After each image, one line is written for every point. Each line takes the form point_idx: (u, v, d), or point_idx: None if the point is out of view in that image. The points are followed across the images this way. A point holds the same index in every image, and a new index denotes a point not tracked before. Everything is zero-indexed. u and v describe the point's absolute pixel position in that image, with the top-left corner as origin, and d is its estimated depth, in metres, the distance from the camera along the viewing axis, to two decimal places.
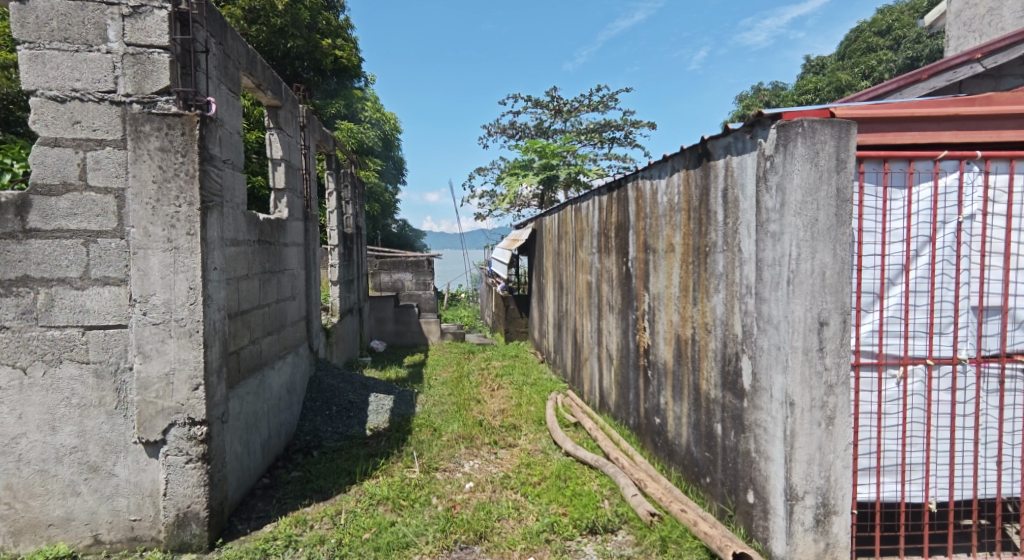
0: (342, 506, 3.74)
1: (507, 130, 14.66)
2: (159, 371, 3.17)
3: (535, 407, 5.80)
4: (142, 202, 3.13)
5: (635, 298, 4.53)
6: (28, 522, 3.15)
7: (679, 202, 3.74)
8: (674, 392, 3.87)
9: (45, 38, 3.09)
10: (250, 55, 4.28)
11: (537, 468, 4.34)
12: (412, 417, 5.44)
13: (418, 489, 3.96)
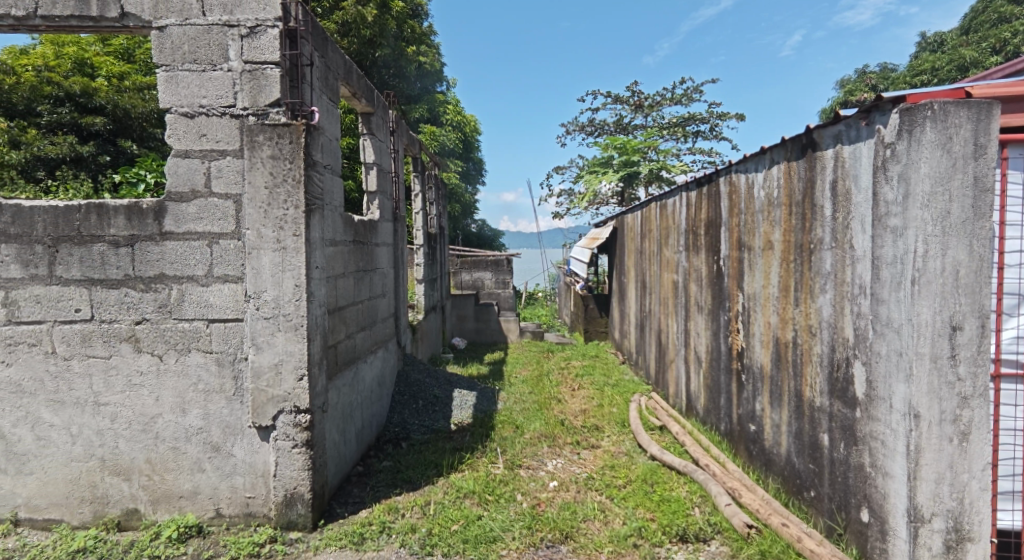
0: (431, 497, 3.90)
1: (585, 128, 14.59)
2: (269, 361, 3.46)
3: (617, 409, 5.80)
4: (256, 206, 3.42)
5: (728, 298, 4.44)
6: (163, 493, 3.52)
7: (780, 196, 3.64)
8: (771, 399, 3.78)
9: (178, 61, 3.45)
10: (347, 65, 4.55)
11: (622, 471, 4.35)
12: (494, 413, 5.60)
13: (503, 485, 4.08)
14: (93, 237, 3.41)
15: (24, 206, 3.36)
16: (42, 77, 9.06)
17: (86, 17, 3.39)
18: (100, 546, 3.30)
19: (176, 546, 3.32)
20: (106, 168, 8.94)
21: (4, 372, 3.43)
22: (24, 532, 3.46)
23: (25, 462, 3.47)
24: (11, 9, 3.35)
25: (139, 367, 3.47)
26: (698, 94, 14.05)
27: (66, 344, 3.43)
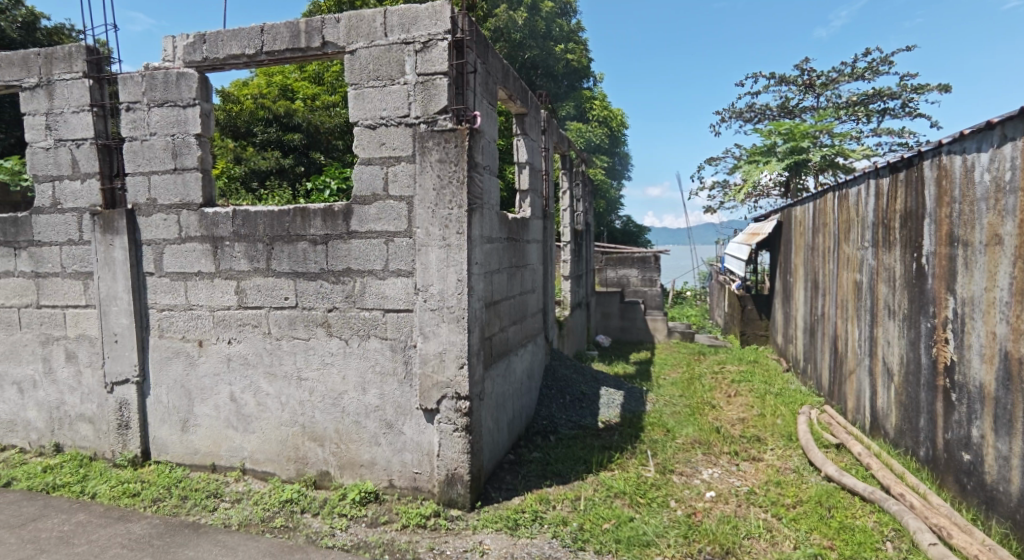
0: (581, 493, 4.03)
1: (744, 114, 13.83)
2: (435, 349, 3.80)
3: (782, 420, 5.51)
4: (426, 206, 3.77)
5: (934, 302, 4.04)
6: (349, 460, 4.02)
7: (1014, 180, 3.25)
8: (996, 425, 3.38)
9: (365, 79, 3.90)
10: (505, 69, 4.80)
11: (790, 490, 4.16)
12: (643, 414, 5.60)
13: (655, 489, 4.11)
14: (298, 236, 3.98)
15: (250, 210, 4.03)
16: (257, 104, 10.59)
17: (297, 48, 3.96)
18: (302, 500, 3.86)
19: (359, 508, 3.77)
20: (302, 177, 10.24)
21: (236, 347, 4.14)
22: (248, 480, 4.15)
23: (249, 422, 4.16)
24: (243, 48, 4.01)
25: (331, 349, 3.99)
26: (885, 66, 12.66)
27: (279, 326, 4.05)
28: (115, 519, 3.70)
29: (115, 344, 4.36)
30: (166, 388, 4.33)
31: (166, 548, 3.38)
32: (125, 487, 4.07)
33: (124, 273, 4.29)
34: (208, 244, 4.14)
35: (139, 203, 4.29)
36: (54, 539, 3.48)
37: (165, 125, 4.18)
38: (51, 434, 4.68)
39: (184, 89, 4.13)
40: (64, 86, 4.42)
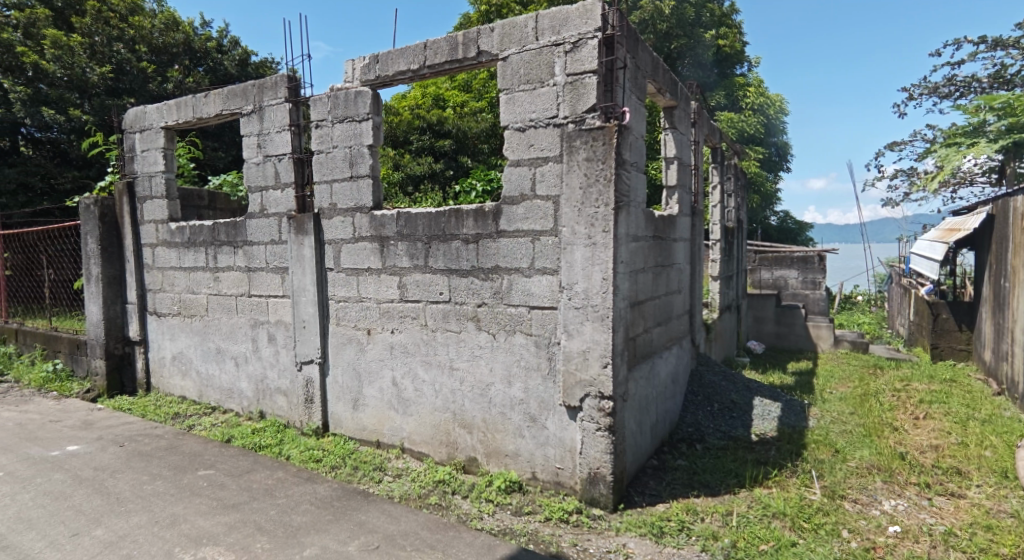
0: (734, 508, 3.87)
1: (941, 88, 12.28)
2: (579, 347, 3.86)
3: (990, 454, 4.84)
4: (572, 205, 3.85)
5: None
6: (495, 449, 4.21)
7: None
8: None
9: (516, 84, 4.06)
10: (655, 62, 4.73)
11: (1005, 536, 3.65)
12: (806, 431, 5.23)
13: (822, 514, 3.82)
14: (452, 235, 4.26)
15: (411, 212, 4.38)
16: (414, 114, 11.51)
17: (455, 60, 4.24)
18: (453, 482, 4.13)
19: (504, 495, 3.95)
20: (450, 180, 11.03)
21: (397, 336, 4.53)
22: (407, 458, 4.52)
23: (408, 406, 4.52)
24: (409, 63, 4.37)
25: (480, 342, 4.21)
26: None
27: (434, 319, 4.36)
28: (305, 479, 4.27)
29: (303, 329, 5.01)
30: (342, 369, 4.86)
31: (344, 510, 3.82)
32: (311, 453, 4.65)
33: (311, 268, 4.89)
34: (376, 243, 4.57)
35: (323, 208, 4.85)
36: (260, 490, 4.11)
37: (345, 138, 4.68)
38: (257, 402, 5.49)
39: (360, 105, 4.58)
40: (271, 110, 5.17)
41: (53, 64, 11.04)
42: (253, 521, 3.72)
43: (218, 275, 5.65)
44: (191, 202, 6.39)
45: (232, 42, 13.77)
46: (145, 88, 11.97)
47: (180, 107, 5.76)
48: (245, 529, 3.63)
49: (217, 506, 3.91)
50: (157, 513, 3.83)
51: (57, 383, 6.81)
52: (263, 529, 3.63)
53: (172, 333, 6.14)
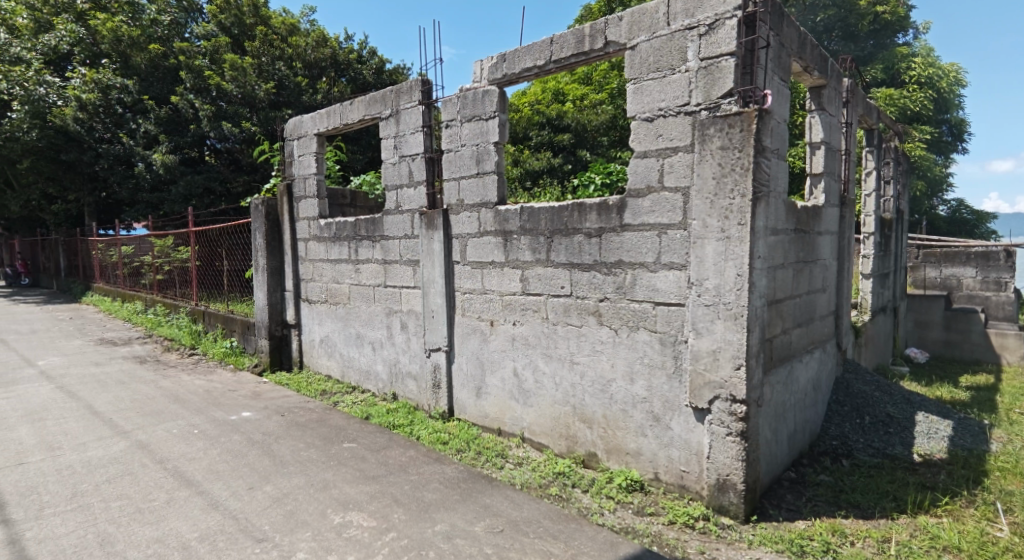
0: (892, 535, 3.51)
1: None
2: (708, 347, 3.62)
3: None
4: (703, 197, 3.61)
5: None
6: (615, 446, 4.10)
7: None
8: None
9: (645, 72, 3.88)
10: (802, 37, 4.34)
11: None
12: (986, 455, 4.64)
13: (1008, 553, 3.36)
14: (574, 230, 4.21)
15: (534, 206, 4.43)
16: (533, 111, 13.55)
17: (581, 53, 4.20)
18: (573, 475, 4.12)
19: (625, 494, 3.85)
20: (568, 172, 12.87)
21: (519, 328, 4.63)
22: (528, 448, 4.60)
23: (529, 397, 4.60)
24: (535, 60, 4.42)
25: (601, 337, 4.12)
26: None
27: (555, 313, 4.37)
28: (434, 459, 4.53)
29: (432, 318, 5.29)
30: (466, 357, 5.07)
31: (471, 492, 4.00)
32: (439, 435, 4.91)
33: (440, 262, 5.15)
34: (500, 238, 4.71)
35: (451, 204, 5.08)
36: (396, 466, 4.42)
37: (473, 137, 4.86)
38: (391, 385, 5.89)
39: (487, 104, 4.74)
40: (407, 113, 5.50)
41: (229, 83, 12.57)
42: (390, 493, 4.01)
43: (360, 267, 6.11)
44: (337, 201, 6.93)
45: (371, 52, 14.75)
46: (300, 100, 13.19)
47: (330, 115, 6.29)
48: (384, 500, 3.92)
49: (361, 476, 4.26)
50: (312, 476, 4.26)
51: (232, 358, 7.76)
52: (400, 501, 3.90)
53: (320, 318, 6.75)
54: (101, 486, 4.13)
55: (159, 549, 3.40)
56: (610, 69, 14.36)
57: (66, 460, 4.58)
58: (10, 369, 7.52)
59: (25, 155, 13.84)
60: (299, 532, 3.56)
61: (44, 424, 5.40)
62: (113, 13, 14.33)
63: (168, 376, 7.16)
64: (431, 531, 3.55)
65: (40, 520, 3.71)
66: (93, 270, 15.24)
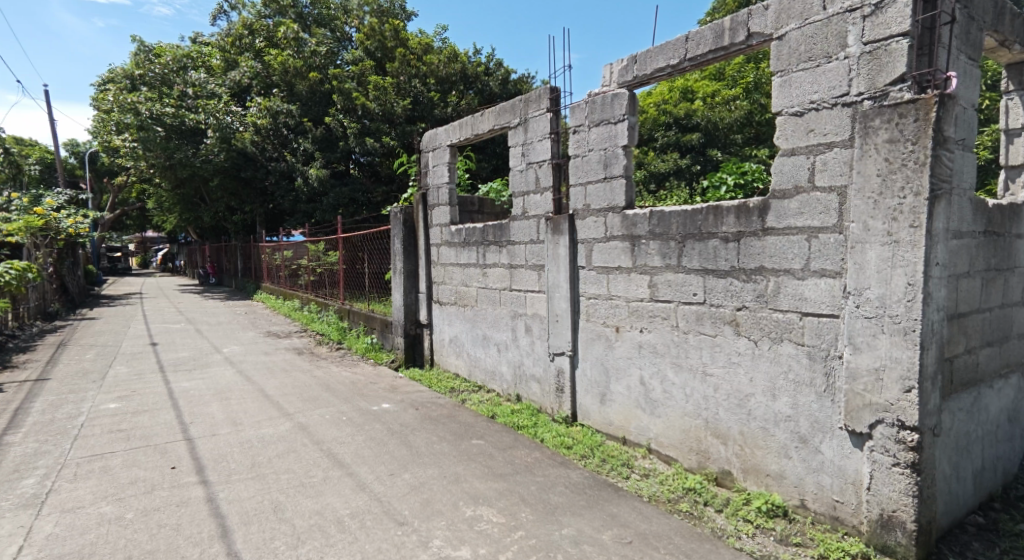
0: None
1: None
2: (868, 364, 3.21)
3: None
4: (865, 197, 3.21)
5: None
6: (754, 466, 3.78)
7: None
8: None
9: (794, 63, 3.56)
10: (999, 8, 3.69)
11: None
12: None
13: None
14: (709, 234, 3.97)
15: (665, 210, 4.25)
16: (659, 112, 13.40)
17: (720, 48, 3.93)
18: (705, 492, 3.87)
19: (766, 519, 3.54)
20: (696, 173, 12.25)
21: (646, 335, 4.46)
22: (655, 459, 4.42)
23: (656, 406, 4.41)
24: (669, 59, 4.23)
25: (738, 349, 3.83)
26: None
27: (686, 321, 4.15)
28: (559, 463, 4.50)
29: (556, 322, 5.28)
30: (591, 363, 4.99)
31: (598, 499, 3.93)
32: (562, 439, 4.87)
33: (566, 266, 5.13)
34: (628, 242, 4.58)
35: (578, 209, 5.04)
36: (523, 465, 4.45)
37: (601, 141, 4.79)
38: (516, 386, 5.94)
39: (617, 107, 4.63)
40: (535, 120, 5.55)
41: (373, 102, 13.58)
42: (518, 492, 4.04)
43: (487, 271, 6.23)
44: (466, 208, 7.11)
45: (497, 64, 15.14)
46: (432, 113, 13.83)
47: (462, 126, 6.49)
48: (512, 498, 3.95)
49: (490, 473, 4.33)
50: (445, 469, 4.39)
51: (372, 353, 8.26)
52: (527, 501, 3.91)
53: (450, 319, 6.98)
54: (272, 460, 4.57)
55: (319, 520, 3.66)
56: (745, 63, 14.08)
57: (245, 435, 5.12)
58: (203, 354, 8.59)
59: (214, 174, 15.79)
60: (435, 520, 3.67)
61: (229, 402, 6.09)
62: (282, 48, 16.14)
63: (321, 366, 7.81)
64: (559, 534, 3.51)
65: (228, 483, 4.17)
66: (262, 271, 17.06)
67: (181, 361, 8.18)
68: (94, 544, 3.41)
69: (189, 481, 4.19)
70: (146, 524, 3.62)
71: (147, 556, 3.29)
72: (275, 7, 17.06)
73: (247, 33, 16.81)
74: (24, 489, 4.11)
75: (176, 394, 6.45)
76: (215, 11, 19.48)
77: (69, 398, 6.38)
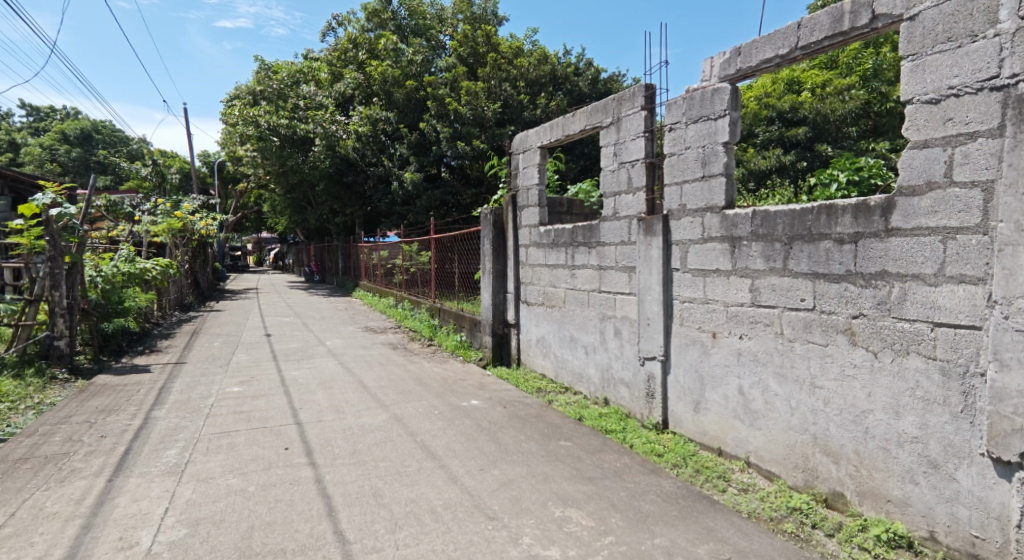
0: None
1: None
2: (1018, 385, 2.81)
3: None
4: (1018, 193, 2.82)
5: None
6: (871, 489, 3.46)
7: None
8: None
9: (929, 45, 3.21)
10: None
11: None
12: None
13: None
14: (821, 235, 3.69)
15: (771, 210, 3.99)
16: (761, 106, 12.82)
17: (838, 33, 3.63)
18: (813, 514, 3.59)
19: (885, 549, 3.21)
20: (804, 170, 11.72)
21: (747, 342, 4.21)
22: (754, 474, 4.16)
23: (756, 418, 4.15)
24: (777, 49, 3.97)
25: (854, 360, 3.52)
26: None
27: (792, 328, 3.88)
28: (650, 470, 4.34)
29: (647, 326, 5.10)
30: (684, 369, 4.78)
31: (691, 511, 3.74)
32: (652, 446, 4.71)
33: (658, 269, 4.95)
34: (728, 244, 4.35)
35: (673, 209, 4.85)
36: (612, 470, 4.33)
37: (699, 138, 4.57)
38: (604, 390, 5.81)
39: (717, 102, 4.40)
40: (628, 119, 5.40)
41: (464, 107, 13.80)
42: (607, 497, 3.92)
43: (576, 272, 6.14)
44: (555, 209, 7.06)
45: (587, 63, 15.01)
46: (521, 116, 13.92)
47: (552, 127, 6.44)
48: (602, 502, 3.85)
49: (579, 475, 4.24)
50: (533, 468, 4.36)
51: (461, 351, 8.38)
52: (617, 507, 3.79)
53: (537, 320, 6.95)
54: (372, 448, 4.71)
55: (414, 509, 3.72)
56: (864, 48, 13.56)
57: (347, 422, 5.33)
58: (309, 346, 9.09)
59: (319, 179, 16.56)
60: (524, 518, 3.64)
61: (332, 391, 6.38)
62: (382, 59, 16.81)
63: (414, 361, 8.03)
64: (651, 543, 3.37)
65: (333, 466, 4.35)
66: (360, 270, 17.83)
67: (291, 351, 8.70)
68: (224, 512, 3.65)
69: (301, 462, 4.41)
70: (265, 498, 3.84)
71: (265, 527, 3.48)
72: (376, 20, 17.78)
73: (351, 47, 17.66)
74: (167, 458, 4.49)
75: (288, 381, 6.85)
76: (324, 27, 20.71)
77: (201, 379, 6.95)
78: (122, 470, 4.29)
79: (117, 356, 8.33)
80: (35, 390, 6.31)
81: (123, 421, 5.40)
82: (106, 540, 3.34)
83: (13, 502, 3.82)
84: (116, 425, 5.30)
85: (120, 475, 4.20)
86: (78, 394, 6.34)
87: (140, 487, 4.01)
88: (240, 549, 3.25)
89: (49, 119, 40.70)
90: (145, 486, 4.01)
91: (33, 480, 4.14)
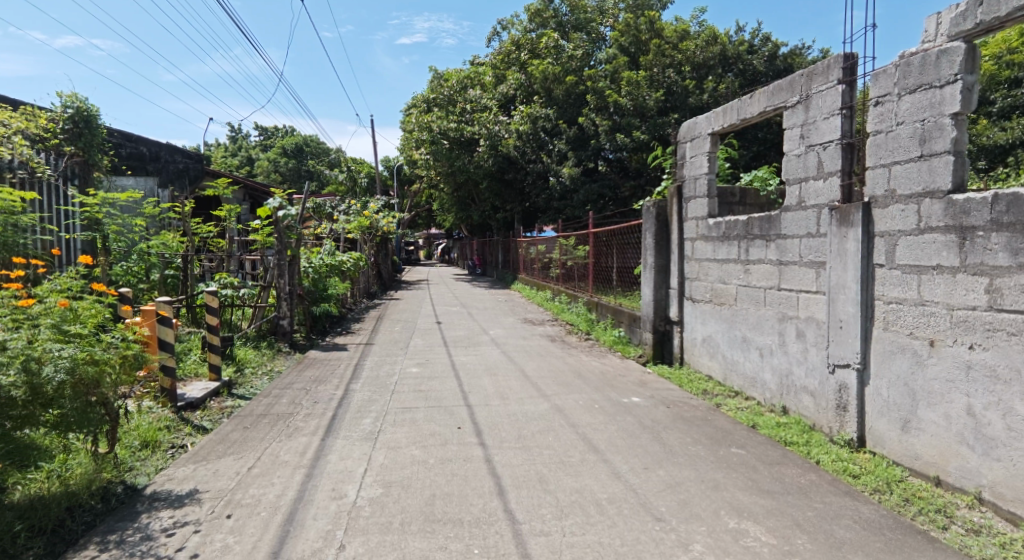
0: None
1: None
2: None
3: None
4: None
5: None
6: None
7: None
8: None
9: None
10: None
11: None
12: None
13: None
14: None
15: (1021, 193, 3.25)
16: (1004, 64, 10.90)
17: None
18: None
19: None
20: None
21: (980, 354, 3.48)
22: (988, 513, 3.40)
23: (992, 447, 3.41)
24: None
25: None
26: None
27: None
28: (844, 492, 3.77)
29: (840, 329, 4.47)
30: (889, 382, 4.10)
31: (901, 545, 3.17)
32: (846, 466, 4.09)
33: (856, 264, 4.31)
34: (954, 235, 3.64)
35: (878, 196, 4.19)
36: (795, 486, 3.84)
37: (917, 111, 3.87)
38: (781, 397, 5.22)
39: (945, 66, 3.68)
40: (820, 96, 4.76)
41: (625, 97, 13.40)
42: (791, 514, 3.47)
43: (750, 268, 5.60)
44: (725, 199, 6.51)
45: (764, 39, 13.83)
46: (687, 103, 13.19)
47: (725, 112, 5.92)
48: (784, 519, 3.41)
49: (755, 487, 3.81)
50: (702, 473, 4.00)
51: (619, 346, 8.10)
52: (803, 527, 3.33)
53: (704, 317, 6.47)
54: (537, 435, 4.66)
55: (579, 499, 3.58)
56: None
57: (511, 408, 5.35)
58: (475, 334, 9.40)
59: (484, 177, 17.32)
60: (695, 524, 3.33)
61: (497, 378, 6.49)
62: (544, 58, 16.93)
63: (572, 353, 7.93)
64: None
65: (502, 449, 4.35)
66: (519, 264, 18.21)
67: (459, 338, 9.05)
68: (410, 478, 3.79)
69: (472, 442, 4.48)
70: (444, 471, 3.93)
71: (445, 497, 3.54)
72: (538, 20, 17.98)
73: (515, 48, 18.06)
74: (363, 425, 4.83)
75: (457, 365, 7.11)
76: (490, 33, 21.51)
77: (385, 359, 7.47)
78: (332, 432, 4.69)
79: (323, 335, 9.26)
80: (268, 358, 7.20)
81: (330, 390, 5.93)
82: (322, 489, 3.63)
83: (258, 448, 4.32)
84: (325, 392, 5.83)
85: (330, 436, 4.59)
86: (297, 364, 7.14)
87: (345, 448, 4.33)
88: (425, 513, 3.34)
89: (273, 136, 47.36)
90: (349, 447, 4.33)
91: (269, 432, 4.66)
